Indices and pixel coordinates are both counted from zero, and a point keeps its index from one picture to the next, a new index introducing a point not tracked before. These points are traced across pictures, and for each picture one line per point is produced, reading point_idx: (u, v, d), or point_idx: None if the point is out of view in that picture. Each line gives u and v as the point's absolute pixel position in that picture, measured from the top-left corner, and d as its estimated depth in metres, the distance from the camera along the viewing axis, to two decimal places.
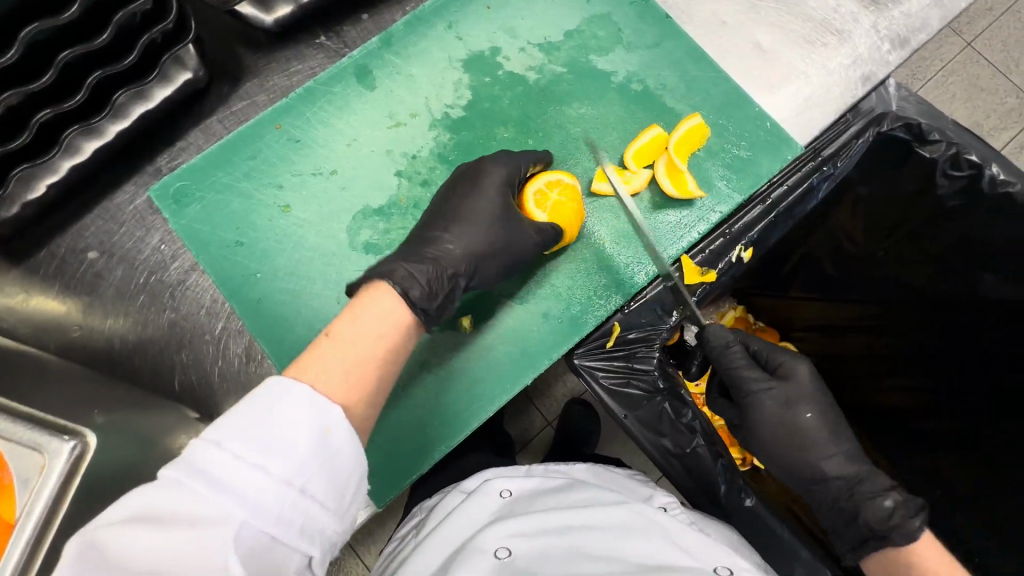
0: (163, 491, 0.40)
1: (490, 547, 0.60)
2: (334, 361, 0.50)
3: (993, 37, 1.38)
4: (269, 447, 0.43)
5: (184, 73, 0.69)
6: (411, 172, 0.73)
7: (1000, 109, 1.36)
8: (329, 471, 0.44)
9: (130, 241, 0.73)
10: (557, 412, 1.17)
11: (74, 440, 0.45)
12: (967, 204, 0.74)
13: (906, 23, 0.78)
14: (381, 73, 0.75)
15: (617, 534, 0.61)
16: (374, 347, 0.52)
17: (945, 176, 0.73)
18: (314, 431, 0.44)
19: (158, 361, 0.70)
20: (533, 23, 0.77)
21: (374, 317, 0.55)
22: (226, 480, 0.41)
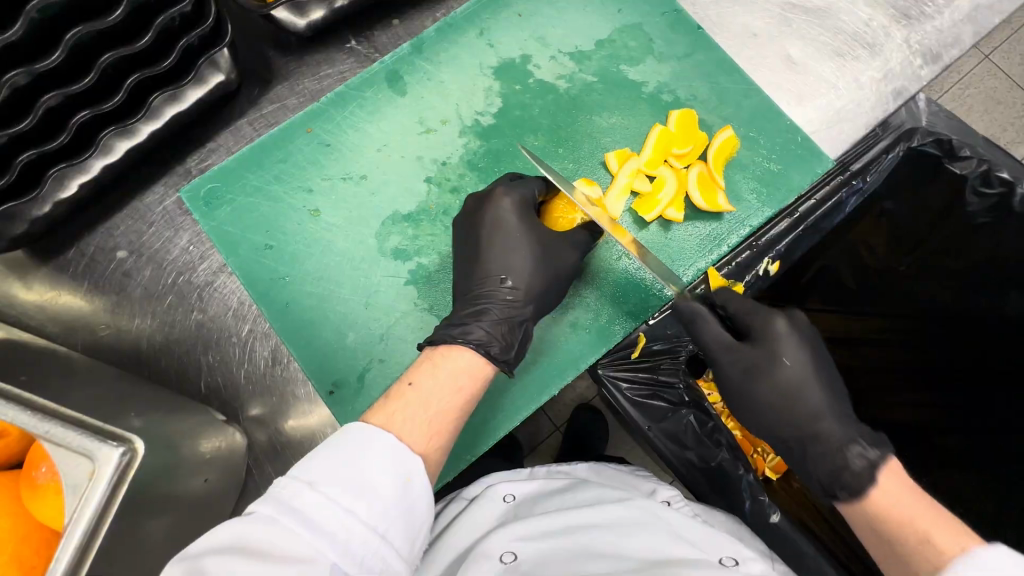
0: (257, 526, 0.40)
1: (496, 551, 0.60)
2: (419, 411, 0.51)
3: (1013, 50, 1.37)
4: (357, 490, 0.44)
5: (217, 74, 0.69)
6: (441, 178, 0.73)
7: (1018, 123, 1.35)
8: (406, 518, 0.45)
9: (158, 241, 0.73)
10: (567, 417, 1.17)
11: (123, 447, 0.45)
12: (996, 221, 0.74)
13: (939, 38, 0.78)
14: (412, 79, 0.75)
15: (620, 530, 0.60)
16: (449, 389, 0.55)
17: (975, 193, 0.74)
18: (397, 479, 0.46)
19: (185, 362, 0.70)
20: (564, 31, 0.77)
21: (449, 367, 0.57)
22: (321, 522, 0.41)
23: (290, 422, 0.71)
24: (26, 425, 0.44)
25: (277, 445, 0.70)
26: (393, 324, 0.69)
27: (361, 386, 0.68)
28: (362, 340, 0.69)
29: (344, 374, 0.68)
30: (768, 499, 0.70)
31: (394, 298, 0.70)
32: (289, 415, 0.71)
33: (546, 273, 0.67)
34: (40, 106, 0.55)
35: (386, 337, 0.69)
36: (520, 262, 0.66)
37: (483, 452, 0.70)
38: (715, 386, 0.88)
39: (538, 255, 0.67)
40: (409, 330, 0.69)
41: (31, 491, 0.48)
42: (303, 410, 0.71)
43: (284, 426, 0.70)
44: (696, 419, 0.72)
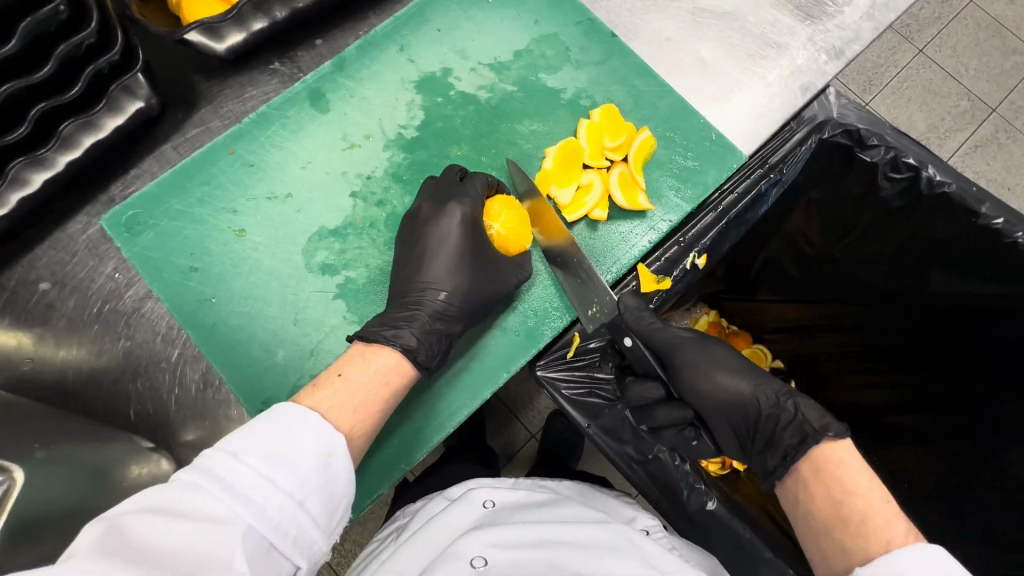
0: (178, 490, 0.42)
1: (468, 554, 0.60)
2: (343, 394, 0.55)
3: (942, 45, 1.48)
4: (282, 464, 0.47)
5: (136, 102, 0.69)
6: (366, 193, 0.73)
7: (954, 111, 1.46)
8: (324, 490, 0.49)
9: (83, 271, 0.72)
10: (541, 423, 1.18)
11: (1, 476, 0.46)
12: (910, 204, 0.77)
13: (841, 35, 0.82)
14: (335, 97, 0.76)
15: (596, 551, 0.61)
16: (374, 377, 0.58)
17: (887, 179, 0.77)
18: (318, 456, 0.49)
19: (114, 391, 0.69)
20: (484, 44, 0.79)
21: (378, 358, 0.60)
22: (239, 487, 0.44)
23: None
24: None
25: None
26: (323, 339, 0.69)
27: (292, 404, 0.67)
28: (292, 357, 0.68)
29: (275, 392, 0.67)
30: (704, 487, 0.72)
31: (323, 313, 0.69)
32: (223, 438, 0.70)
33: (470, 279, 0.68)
34: None
35: (316, 352, 0.68)
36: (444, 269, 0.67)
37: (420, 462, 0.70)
38: None
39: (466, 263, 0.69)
40: (338, 345, 0.69)
41: None
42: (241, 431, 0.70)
43: None
44: (645, 411, 0.74)
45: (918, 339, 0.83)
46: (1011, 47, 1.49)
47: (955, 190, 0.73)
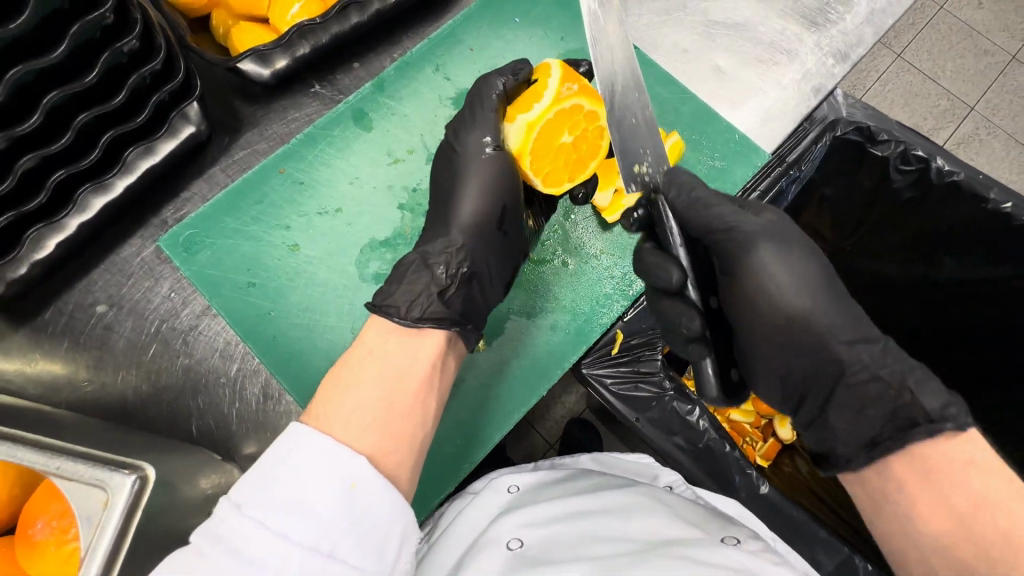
0: (185, 563, 0.42)
1: (502, 539, 0.60)
2: (355, 412, 0.52)
3: (920, 48, 1.57)
4: (289, 511, 0.44)
5: (188, 125, 0.72)
6: (413, 204, 0.77)
7: (935, 111, 1.55)
8: (357, 526, 0.46)
9: (139, 292, 0.74)
10: (559, 433, 1.19)
11: (135, 475, 0.46)
12: (921, 193, 0.87)
13: (844, 40, 0.88)
14: (377, 115, 0.80)
15: (623, 514, 0.59)
16: (394, 376, 0.56)
17: (898, 171, 0.87)
18: (339, 486, 0.47)
19: (174, 408, 0.70)
20: (514, 61, 0.84)
21: (395, 350, 0.58)
22: (245, 548, 0.43)
23: None
24: (39, 464, 0.45)
25: None
26: None
27: None
28: None
29: None
30: (755, 472, 0.74)
31: None
32: None
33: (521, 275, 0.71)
34: (16, 169, 0.56)
35: None
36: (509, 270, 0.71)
37: (480, 461, 0.73)
38: None
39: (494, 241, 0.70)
40: None
41: (27, 549, 0.48)
42: None
43: None
44: (673, 407, 0.75)
45: (933, 320, 0.93)
46: (984, 49, 1.58)
47: (963, 177, 0.82)
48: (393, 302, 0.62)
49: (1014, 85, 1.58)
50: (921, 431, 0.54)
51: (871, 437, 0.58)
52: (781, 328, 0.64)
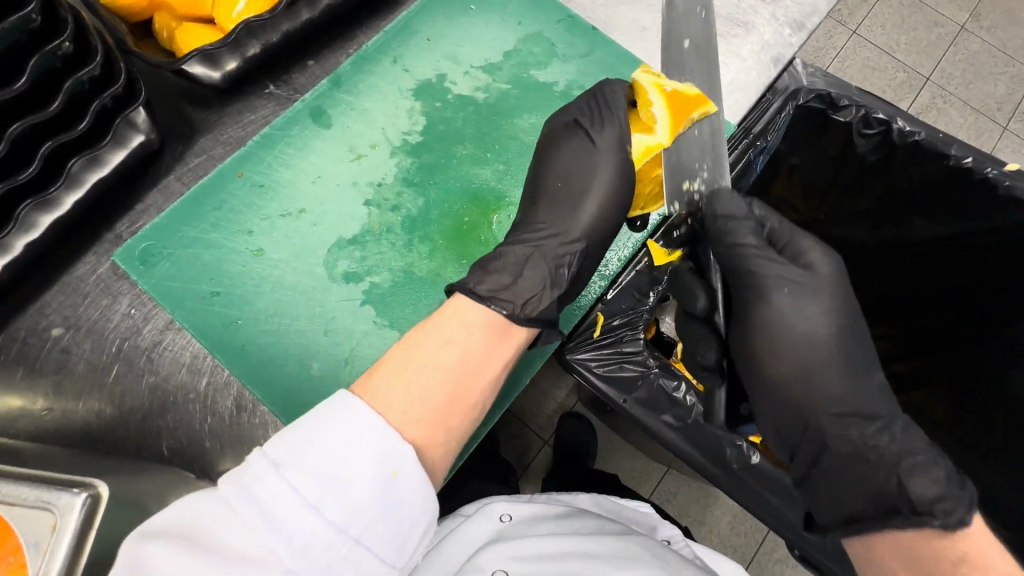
0: (213, 517, 0.42)
1: (488, 571, 0.60)
2: (411, 396, 0.51)
3: (873, 25, 1.63)
4: (328, 487, 0.44)
5: (137, 135, 0.69)
6: (379, 200, 0.74)
7: (893, 83, 1.60)
8: (387, 520, 0.46)
9: (96, 312, 0.70)
10: (552, 429, 1.20)
11: (86, 492, 0.45)
12: (886, 153, 0.91)
13: (800, 10, 0.91)
14: (336, 112, 0.78)
15: (616, 562, 0.60)
16: (459, 370, 0.54)
17: (861, 135, 0.90)
18: (383, 474, 0.46)
19: (143, 429, 0.67)
20: (473, 48, 0.83)
21: (458, 335, 0.57)
22: (276, 514, 0.42)
23: None
24: None
25: None
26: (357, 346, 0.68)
27: None
28: (328, 368, 0.67)
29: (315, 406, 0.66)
30: (744, 443, 0.73)
31: (353, 320, 0.69)
32: None
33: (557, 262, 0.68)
34: None
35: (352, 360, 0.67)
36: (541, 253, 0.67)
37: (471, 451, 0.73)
38: None
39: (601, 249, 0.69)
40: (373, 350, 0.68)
41: None
42: None
43: None
44: (695, 330, 0.79)
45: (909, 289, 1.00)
46: (933, 21, 1.66)
47: (924, 138, 0.86)
48: (511, 294, 0.61)
49: (966, 54, 1.64)
50: (903, 518, 0.60)
51: (859, 508, 0.64)
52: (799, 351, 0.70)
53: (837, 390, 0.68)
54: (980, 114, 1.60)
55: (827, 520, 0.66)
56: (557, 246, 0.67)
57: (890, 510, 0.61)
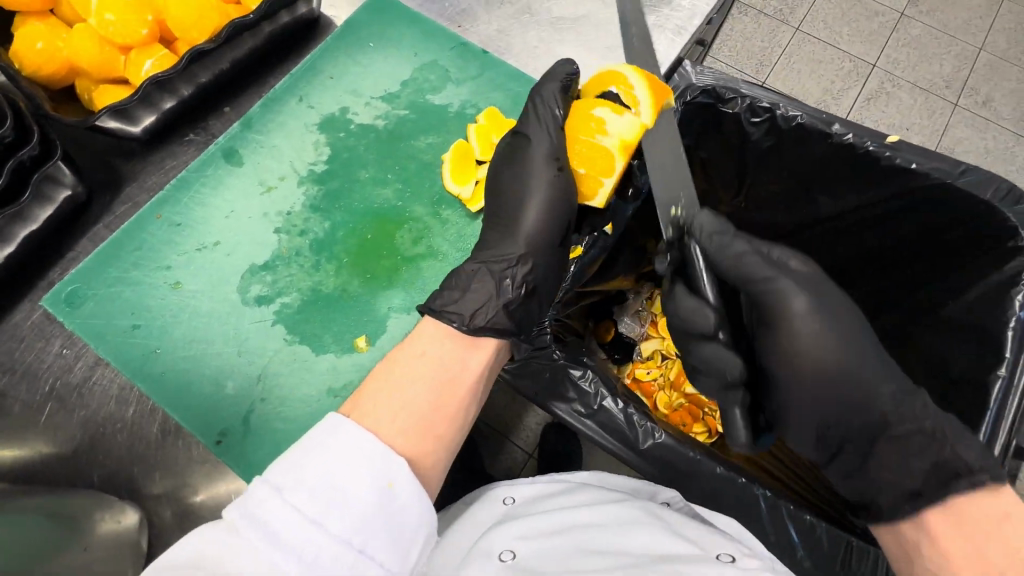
0: (224, 542, 0.45)
1: (496, 551, 0.64)
2: (400, 410, 0.58)
3: (816, 20, 1.71)
4: (327, 503, 0.48)
5: (62, 189, 0.76)
6: (288, 226, 0.80)
7: (841, 73, 1.67)
8: (386, 530, 0.50)
9: (32, 354, 0.74)
10: (536, 442, 1.16)
11: None
12: (778, 139, 0.93)
13: (681, 15, 0.98)
14: (247, 150, 0.84)
15: (618, 529, 0.63)
16: (441, 383, 0.62)
17: (751, 124, 0.93)
18: (379, 485, 0.51)
19: (76, 460, 0.71)
20: (373, 81, 0.89)
21: (440, 356, 0.64)
22: (281, 533, 0.46)
23: (199, 496, 0.72)
24: None
25: (184, 518, 0.71)
26: (266, 363, 0.74)
27: (247, 428, 0.72)
28: (240, 387, 0.73)
29: (229, 423, 0.72)
30: (652, 424, 0.73)
31: (264, 339, 0.75)
32: (196, 488, 0.72)
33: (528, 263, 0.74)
34: None
35: (262, 377, 0.74)
36: (497, 279, 0.72)
37: None
38: (650, 363, 1.05)
39: (555, 255, 0.75)
40: (281, 367, 0.74)
41: None
42: (209, 475, 0.73)
43: (193, 502, 0.72)
44: (709, 349, 0.68)
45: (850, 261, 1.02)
46: (873, 11, 1.73)
47: (805, 119, 0.89)
48: (456, 308, 0.68)
49: (908, 38, 1.71)
50: (963, 482, 0.56)
51: (913, 488, 0.59)
52: (829, 369, 0.63)
53: (835, 377, 0.62)
54: (929, 93, 1.66)
55: (890, 500, 0.61)
56: (499, 263, 0.73)
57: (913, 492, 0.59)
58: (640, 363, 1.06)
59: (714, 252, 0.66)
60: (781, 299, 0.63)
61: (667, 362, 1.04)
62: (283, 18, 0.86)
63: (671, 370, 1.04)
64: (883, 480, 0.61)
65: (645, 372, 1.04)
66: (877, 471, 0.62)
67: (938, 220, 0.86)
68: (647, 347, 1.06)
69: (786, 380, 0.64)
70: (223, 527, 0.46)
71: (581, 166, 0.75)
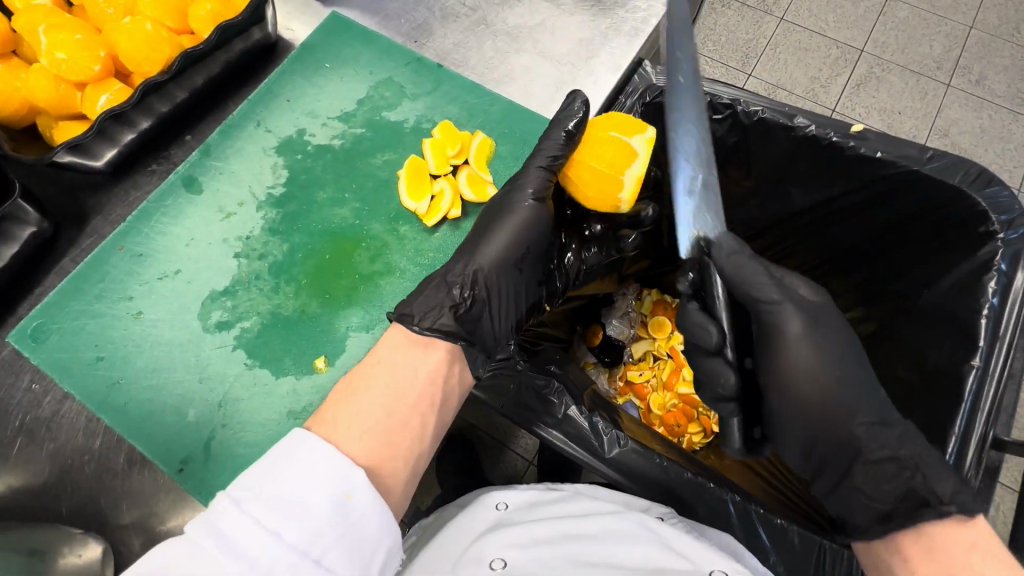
0: (184, 551, 0.47)
1: (487, 558, 0.63)
2: (356, 422, 0.59)
3: (801, 9, 1.70)
4: (285, 514, 0.49)
5: (27, 227, 0.77)
6: (248, 251, 0.81)
7: (828, 60, 1.65)
8: (342, 541, 0.51)
9: (2, 390, 0.75)
10: (536, 448, 1.18)
11: None
12: (742, 134, 0.88)
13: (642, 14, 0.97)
14: (207, 177, 0.85)
15: (612, 541, 0.63)
16: (402, 390, 0.63)
17: (714, 122, 0.88)
18: (337, 497, 0.52)
19: (45, 494, 0.71)
20: (329, 101, 0.90)
21: (402, 363, 0.65)
22: (238, 542, 0.47)
23: (169, 523, 0.71)
24: None
25: (153, 549, 0.70)
26: (228, 389, 0.76)
27: (209, 454, 0.73)
28: (203, 413, 0.75)
29: (192, 449, 0.73)
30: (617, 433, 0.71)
31: (226, 365, 0.76)
32: (165, 516, 0.71)
33: (504, 265, 0.74)
34: None
35: (224, 403, 0.75)
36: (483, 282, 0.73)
37: None
38: (641, 365, 1.03)
39: (512, 270, 0.74)
40: (243, 392, 0.75)
41: None
42: (177, 503, 0.72)
43: (162, 530, 0.71)
44: (712, 364, 0.65)
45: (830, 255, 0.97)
46: None
47: (767, 113, 0.84)
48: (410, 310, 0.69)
49: (896, 21, 1.69)
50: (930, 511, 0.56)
51: (884, 511, 0.60)
52: (815, 403, 0.63)
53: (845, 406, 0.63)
54: (920, 75, 1.63)
55: (861, 519, 0.62)
56: (454, 274, 0.72)
57: (885, 513, 0.60)
58: (630, 366, 1.03)
59: (691, 249, 0.68)
60: (773, 334, 0.63)
61: (657, 363, 1.02)
62: (238, 44, 0.86)
63: (662, 371, 1.02)
64: (858, 502, 0.62)
65: (637, 374, 1.02)
66: (851, 490, 0.63)
67: (908, 207, 0.83)
68: (636, 348, 1.04)
69: (776, 402, 0.65)
70: (185, 539, 0.48)
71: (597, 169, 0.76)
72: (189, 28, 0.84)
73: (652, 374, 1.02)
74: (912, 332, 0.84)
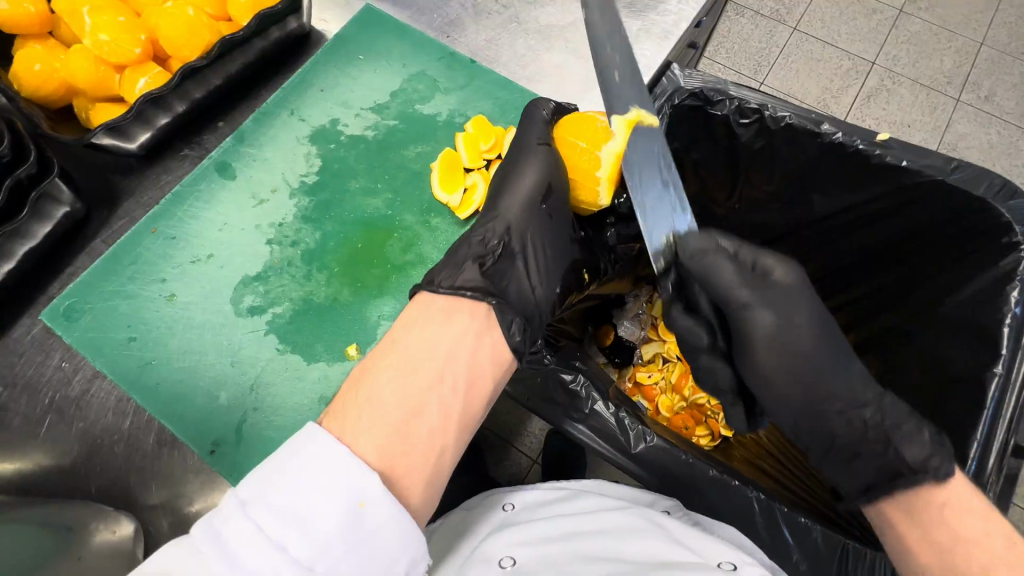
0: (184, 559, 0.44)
1: (495, 557, 0.64)
2: (370, 418, 0.53)
3: (813, 19, 1.71)
4: (292, 523, 0.45)
5: (61, 207, 0.77)
6: (280, 238, 0.82)
7: (839, 71, 1.66)
8: (355, 551, 0.46)
9: (32, 368, 0.75)
10: (540, 448, 1.14)
11: None
12: (769, 139, 0.89)
13: (670, 18, 0.98)
14: (239, 163, 0.85)
15: (619, 536, 0.63)
16: (418, 383, 0.56)
17: (740, 126, 0.89)
18: (349, 505, 0.47)
19: (74, 472, 0.71)
20: (361, 92, 0.91)
21: (418, 350, 0.58)
22: (241, 551, 0.44)
23: (195, 506, 0.72)
24: None
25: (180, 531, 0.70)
26: (259, 373, 0.76)
27: (238, 439, 0.74)
28: (233, 396, 0.75)
29: (222, 432, 0.74)
30: (645, 428, 0.72)
31: (257, 350, 0.77)
32: (192, 497, 0.72)
33: (531, 220, 0.73)
34: None
35: (255, 386, 0.76)
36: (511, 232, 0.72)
37: None
38: (652, 366, 1.02)
39: (541, 216, 0.73)
40: (272, 377, 0.76)
41: None
42: (205, 486, 0.72)
43: (188, 512, 0.71)
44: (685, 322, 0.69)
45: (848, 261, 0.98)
46: (871, 9, 1.73)
47: (794, 119, 0.85)
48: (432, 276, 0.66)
49: (908, 35, 1.70)
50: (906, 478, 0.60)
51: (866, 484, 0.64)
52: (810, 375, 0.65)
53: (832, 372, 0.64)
54: (930, 90, 1.65)
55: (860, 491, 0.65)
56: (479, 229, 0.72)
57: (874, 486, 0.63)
58: (641, 366, 1.03)
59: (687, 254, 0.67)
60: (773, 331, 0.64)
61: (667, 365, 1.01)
62: (275, 33, 0.87)
63: (672, 373, 1.01)
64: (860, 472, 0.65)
65: (647, 375, 1.01)
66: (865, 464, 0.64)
67: (933, 215, 0.84)
68: (647, 350, 1.03)
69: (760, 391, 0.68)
70: (186, 543, 0.45)
71: (579, 144, 0.75)
72: (227, 15, 0.85)
73: (661, 376, 1.02)
74: (930, 339, 0.85)
